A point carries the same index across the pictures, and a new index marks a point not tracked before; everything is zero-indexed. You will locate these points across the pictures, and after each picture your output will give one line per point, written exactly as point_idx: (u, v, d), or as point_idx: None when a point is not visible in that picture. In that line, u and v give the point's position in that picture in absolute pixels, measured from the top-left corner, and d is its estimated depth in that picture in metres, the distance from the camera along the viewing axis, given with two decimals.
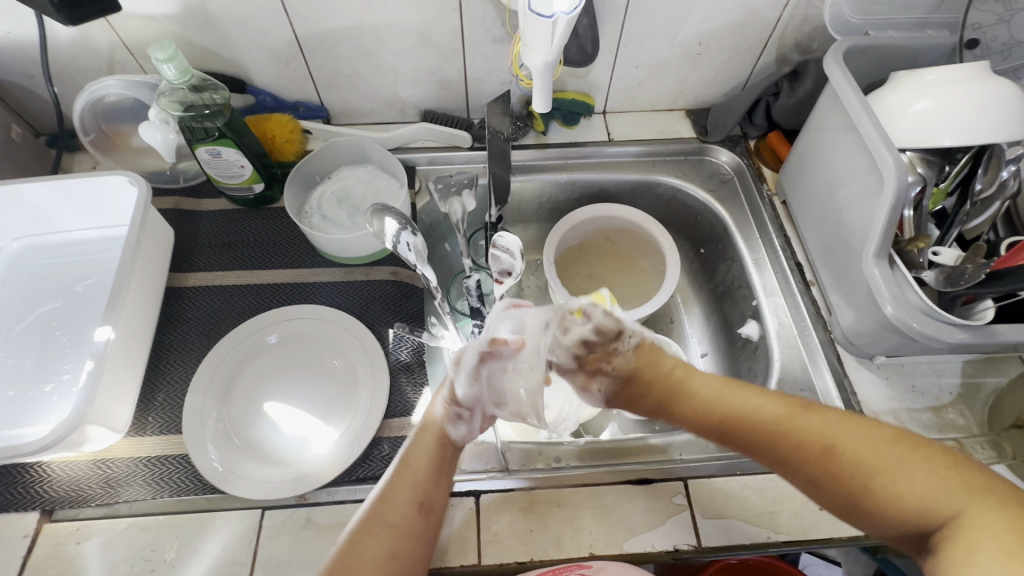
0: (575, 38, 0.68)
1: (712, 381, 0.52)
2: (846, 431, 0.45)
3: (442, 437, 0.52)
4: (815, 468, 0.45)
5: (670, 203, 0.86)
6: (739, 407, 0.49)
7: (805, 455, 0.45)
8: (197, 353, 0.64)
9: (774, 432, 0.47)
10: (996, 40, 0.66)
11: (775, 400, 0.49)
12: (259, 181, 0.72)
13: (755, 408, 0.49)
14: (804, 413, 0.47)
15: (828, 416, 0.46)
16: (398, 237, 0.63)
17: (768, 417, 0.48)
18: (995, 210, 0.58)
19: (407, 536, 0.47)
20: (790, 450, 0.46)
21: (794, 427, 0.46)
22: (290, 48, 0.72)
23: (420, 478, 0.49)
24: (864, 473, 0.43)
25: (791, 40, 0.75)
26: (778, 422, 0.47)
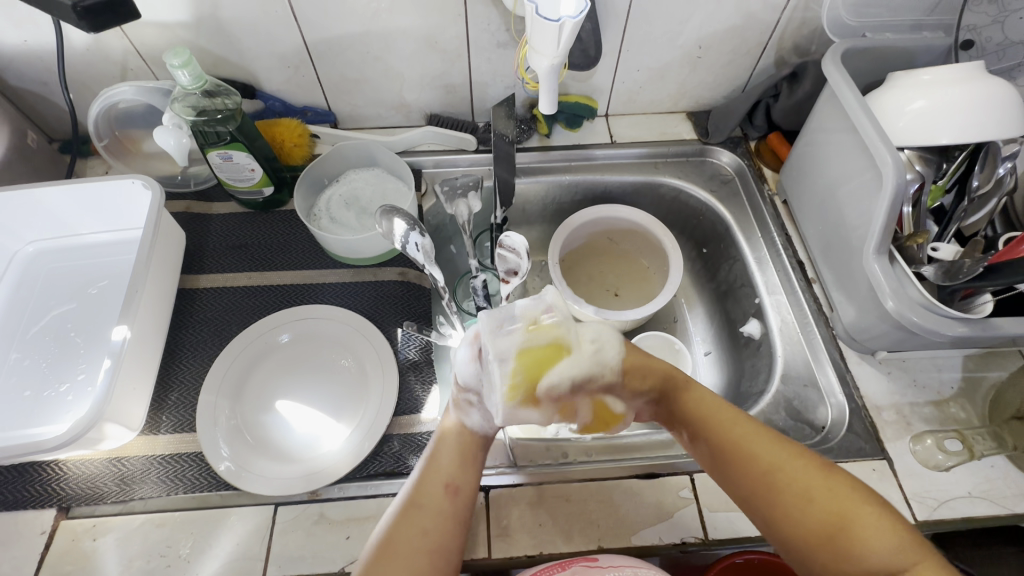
0: (578, 42, 0.70)
1: (705, 394, 0.53)
2: (824, 482, 0.44)
3: (463, 426, 0.54)
4: (789, 500, 0.44)
5: (672, 204, 0.87)
6: (723, 418, 0.50)
7: (785, 493, 0.45)
8: (210, 352, 0.66)
9: (754, 462, 0.47)
10: (991, 40, 0.68)
11: (760, 434, 0.48)
12: (269, 184, 0.73)
13: (737, 434, 0.48)
14: (789, 451, 0.47)
15: (798, 455, 0.46)
16: (406, 238, 0.64)
17: (747, 440, 0.48)
18: (993, 204, 0.59)
19: (441, 519, 0.47)
20: (769, 480, 0.46)
21: (774, 459, 0.46)
22: (299, 54, 0.73)
23: (444, 465, 0.51)
24: (834, 516, 0.42)
25: (789, 43, 0.76)
26: (749, 449, 0.47)
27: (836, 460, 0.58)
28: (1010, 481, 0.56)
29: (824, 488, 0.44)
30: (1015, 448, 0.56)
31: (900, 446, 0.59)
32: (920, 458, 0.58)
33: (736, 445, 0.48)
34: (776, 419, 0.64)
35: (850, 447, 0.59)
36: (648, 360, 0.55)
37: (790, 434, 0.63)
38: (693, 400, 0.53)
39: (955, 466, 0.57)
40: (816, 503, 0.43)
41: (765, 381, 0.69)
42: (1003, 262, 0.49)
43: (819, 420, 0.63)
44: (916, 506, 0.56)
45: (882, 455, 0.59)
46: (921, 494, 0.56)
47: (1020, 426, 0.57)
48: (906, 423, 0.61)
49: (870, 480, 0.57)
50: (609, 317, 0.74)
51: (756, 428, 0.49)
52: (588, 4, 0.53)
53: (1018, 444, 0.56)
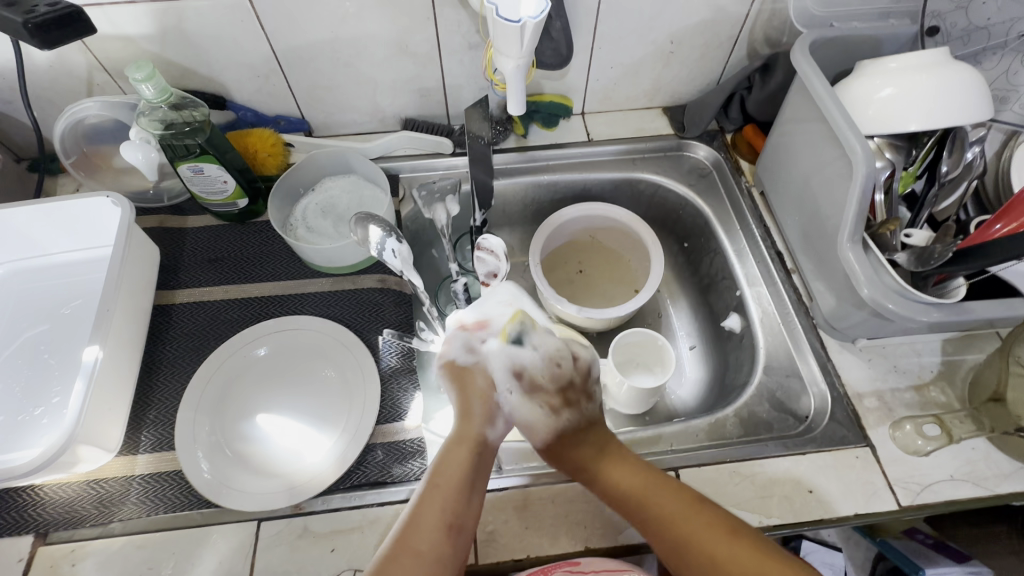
0: (549, 41, 0.70)
1: (631, 465, 0.53)
2: (750, 556, 0.45)
3: (472, 451, 0.52)
4: (700, 567, 0.46)
5: (652, 199, 0.87)
6: (646, 486, 0.51)
7: (703, 562, 0.46)
8: (188, 368, 0.65)
9: (678, 531, 0.48)
10: (956, 26, 0.65)
11: (682, 503, 0.49)
12: (243, 196, 0.73)
13: (666, 507, 0.49)
14: (711, 519, 0.47)
15: (721, 529, 0.47)
16: (383, 244, 0.63)
17: (669, 508, 0.49)
18: (964, 189, 0.59)
19: (437, 563, 0.44)
20: (680, 545, 0.47)
21: (695, 529, 0.47)
22: (268, 63, 0.73)
23: (449, 498, 0.47)
24: None
25: (760, 35, 0.77)
26: (672, 514, 0.48)
27: (819, 450, 0.59)
28: (992, 462, 0.57)
29: (758, 574, 0.44)
30: (993, 430, 0.56)
31: (881, 432, 0.60)
32: (901, 443, 0.58)
33: (661, 515, 0.49)
34: (759, 411, 0.65)
35: (834, 435, 0.60)
36: (570, 440, 0.56)
37: (773, 426, 0.63)
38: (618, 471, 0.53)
39: (935, 450, 0.57)
40: (737, 570, 0.44)
41: (748, 373, 0.69)
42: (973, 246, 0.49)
43: (802, 410, 0.64)
44: (900, 492, 0.56)
45: (865, 442, 0.59)
46: (904, 480, 0.57)
47: (997, 407, 0.56)
48: (888, 410, 0.61)
49: (853, 468, 0.57)
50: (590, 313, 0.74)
51: (682, 498, 0.49)
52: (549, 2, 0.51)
53: (996, 426, 0.56)
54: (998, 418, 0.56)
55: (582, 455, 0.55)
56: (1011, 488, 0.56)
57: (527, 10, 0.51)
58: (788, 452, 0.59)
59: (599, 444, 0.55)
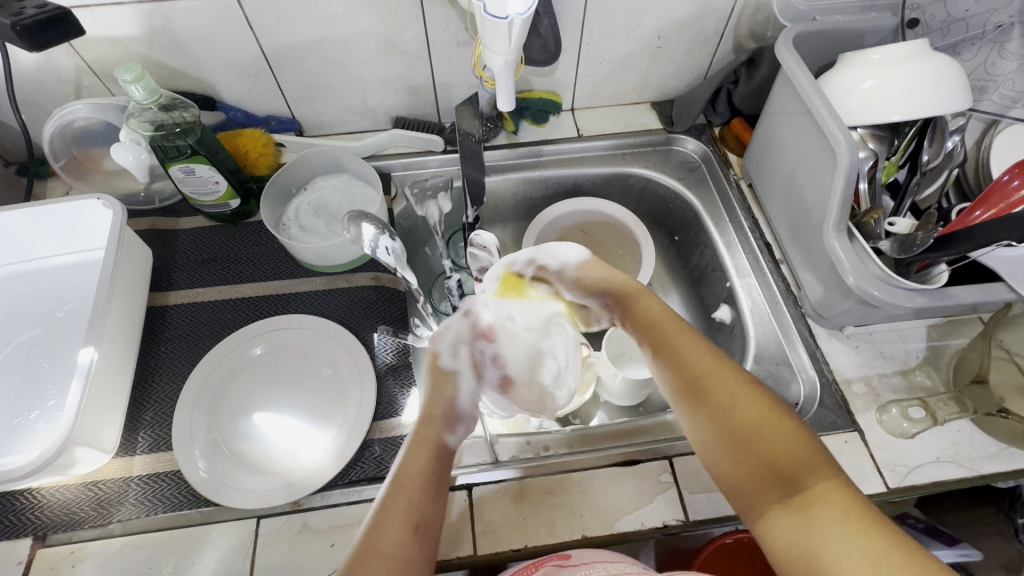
0: (537, 37, 0.71)
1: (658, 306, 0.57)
2: (751, 399, 0.47)
3: (433, 452, 0.50)
4: (709, 400, 0.48)
5: (642, 193, 0.88)
6: (669, 323, 0.54)
7: (707, 394, 0.48)
8: (183, 369, 0.65)
9: (689, 368, 0.50)
10: (935, 18, 0.65)
11: (700, 345, 0.51)
12: (235, 197, 0.73)
13: (683, 343, 0.52)
14: (730, 372, 0.49)
15: (732, 373, 0.49)
16: (376, 241, 0.64)
17: (688, 347, 0.51)
18: (944, 178, 0.60)
19: (404, 564, 0.42)
20: (691, 375, 0.50)
21: (706, 366, 0.49)
22: (258, 63, 0.73)
23: (414, 497, 0.45)
24: (751, 431, 0.45)
25: (745, 29, 0.78)
26: (689, 352, 0.51)
27: None
28: (976, 444, 0.58)
29: (756, 423, 0.45)
30: (976, 411, 0.59)
31: (869, 417, 0.61)
32: (887, 427, 0.60)
33: (676, 352, 0.52)
34: None
35: (823, 421, 0.61)
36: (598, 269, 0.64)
37: None
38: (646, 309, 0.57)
39: (921, 432, 0.59)
40: (738, 412, 0.46)
41: (739, 362, 0.70)
42: (953, 233, 0.51)
43: (792, 397, 0.65)
44: (887, 474, 0.57)
45: (853, 427, 0.60)
46: (891, 462, 0.58)
47: (980, 389, 0.59)
48: (875, 395, 0.62)
49: (842, 452, 0.59)
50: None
51: (699, 342, 0.52)
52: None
53: (979, 407, 0.58)
54: (980, 399, 0.59)
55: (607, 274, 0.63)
56: (994, 468, 0.57)
57: (513, 7, 0.51)
58: None
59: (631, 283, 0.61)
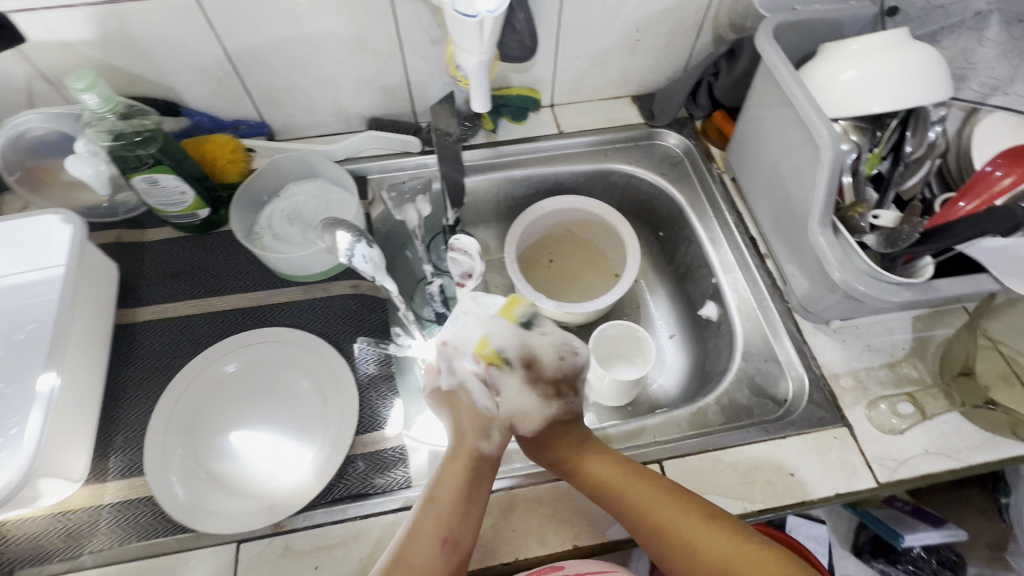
0: (512, 33, 0.69)
1: (604, 461, 0.54)
2: (720, 535, 0.47)
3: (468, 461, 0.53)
4: (679, 550, 0.48)
5: (625, 190, 0.87)
6: (613, 478, 0.53)
7: (678, 545, 0.48)
8: (155, 389, 0.62)
9: (653, 522, 0.50)
10: (914, 6, 0.64)
11: (652, 492, 0.51)
12: (204, 206, 0.70)
13: (640, 497, 0.51)
14: (689, 516, 0.49)
15: (693, 515, 0.49)
16: (351, 249, 0.62)
17: (641, 501, 0.51)
18: (927, 168, 0.60)
19: None
20: (653, 535, 0.49)
21: (667, 521, 0.49)
22: (222, 66, 0.70)
23: (444, 512, 0.49)
24: (726, 568, 0.46)
25: (724, 21, 0.77)
26: (641, 506, 0.51)
27: (798, 433, 0.59)
28: (963, 434, 0.58)
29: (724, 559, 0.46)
30: (964, 404, 0.59)
31: (858, 412, 0.61)
32: (875, 422, 0.60)
33: (637, 508, 0.51)
34: (739, 397, 0.65)
35: (812, 417, 0.60)
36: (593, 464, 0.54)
37: (754, 412, 0.63)
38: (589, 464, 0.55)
39: (909, 428, 0.59)
40: (706, 552, 0.47)
41: (727, 360, 0.69)
42: (936, 228, 0.50)
43: (781, 394, 0.64)
44: (877, 469, 0.57)
45: (842, 422, 0.60)
46: (881, 457, 0.58)
47: (966, 381, 0.60)
48: (863, 389, 0.62)
49: (832, 449, 0.58)
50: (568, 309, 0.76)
51: (653, 488, 0.52)
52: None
53: (966, 400, 0.59)
54: (967, 392, 0.59)
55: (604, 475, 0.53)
56: (982, 458, 0.57)
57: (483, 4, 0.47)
58: (768, 437, 0.59)
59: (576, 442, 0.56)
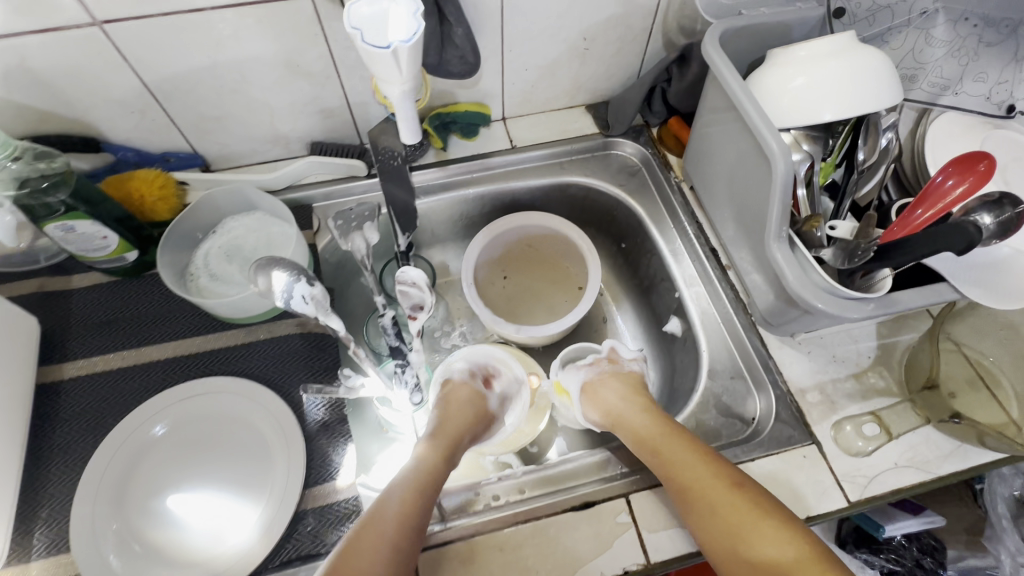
0: (453, 48, 0.66)
1: (653, 415, 0.57)
2: (741, 501, 0.47)
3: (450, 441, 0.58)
4: (698, 507, 0.49)
5: (584, 203, 0.85)
6: (655, 429, 0.55)
7: (697, 500, 0.49)
8: (83, 453, 0.58)
9: (679, 475, 0.51)
10: (861, 6, 0.62)
11: (688, 448, 0.52)
12: (130, 248, 0.66)
13: (673, 452, 0.52)
14: (716, 474, 0.50)
15: (719, 476, 0.50)
16: (289, 290, 0.57)
17: (675, 454, 0.52)
18: (882, 173, 0.58)
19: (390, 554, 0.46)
20: (678, 485, 0.50)
21: (695, 476, 0.50)
22: (141, 98, 0.65)
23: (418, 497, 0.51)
24: (740, 531, 0.46)
25: (673, 25, 0.74)
26: (672, 460, 0.52)
27: (767, 455, 0.57)
28: (932, 444, 0.57)
29: (743, 521, 0.46)
30: (930, 420, 0.58)
31: (826, 428, 0.59)
32: (843, 445, 0.58)
33: (669, 460, 0.52)
34: (707, 419, 0.62)
35: (780, 436, 0.59)
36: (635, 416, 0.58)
37: (722, 433, 0.61)
38: (633, 422, 0.57)
39: (876, 449, 0.57)
40: (723, 512, 0.47)
41: (693, 378, 0.67)
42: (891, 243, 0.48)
43: (748, 412, 0.62)
44: (847, 487, 0.56)
45: (811, 439, 0.58)
46: (851, 474, 0.56)
47: (931, 395, 0.58)
48: (830, 403, 0.61)
49: (801, 469, 0.57)
50: (530, 334, 0.74)
51: (690, 445, 0.53)
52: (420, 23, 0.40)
53: (931, 416, 0.57)
54: (933, 406, 0.57)
55: (643, 426, 0.56)
56: (950, 468, 0.56)
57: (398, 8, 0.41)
58: (736, 460, 0.57)
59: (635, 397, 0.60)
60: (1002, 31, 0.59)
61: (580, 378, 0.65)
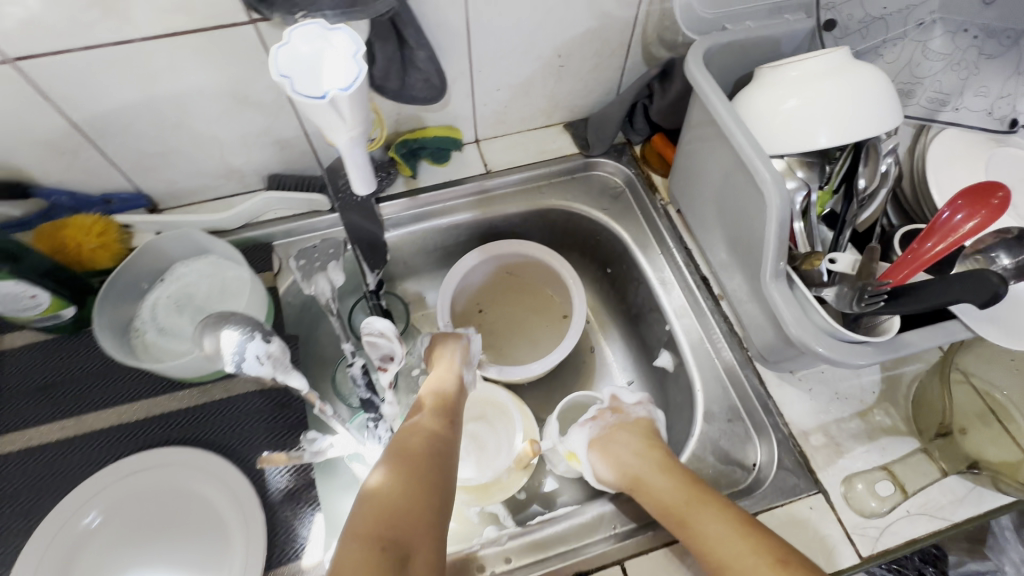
0: (417, 72, 0.60)
1: (677, 479, 0.51)
2: None
3: (394, 453, 0.50)
4: None
5: (566, 227, 0.80)
6: (679, 499, 0.49)
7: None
8: (15, 542, 0.52)
9: (715, 554, 0.45)
10: (852, 18, 0.58)
11: (721, 520, 0.46)
12: (66, 303, 0.59)
13: (705, 526, 0.47)
14: (757, 549, 0.44)
15: (757, 551, 0.44)
16: (242, 351, 0.51)
17: (708, 530, 0.46)
18: (883, 199, 0.54)
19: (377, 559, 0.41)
20: (720, 564, 0.45)
21: (732, 553, 0.44)
22: (71, 137, 0.58)
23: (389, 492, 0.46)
24: None
25: (654, 38, 0.69)
26: (705, 535, 0.46)
27: (771, 508, 0.53)
28: (945, 488, 0.53)
29: None
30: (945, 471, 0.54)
31: (832, 475, 0.55)
32: (853, 504, 0.53)
33: (700, 536, 0.46)
34: (704, 468, 0.58)
35: (784, 486, 0.55)
36: (655, 480, 0.51)
37: (721, 482, 0.57)
38: (655, 489, 0.51)
39: (891, 509, 0.52)
40: None
41: (688, 421, 0.63)
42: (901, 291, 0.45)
43: (749, 458, 0.58)
44: (858, 541, 0.51)
45: (817, 488, 0.54)
46: (861, 526, 0.52)
47: (946, 444, 0.54)
48: (836, 446, 0.56)
49: (807, 522, 0.53)
50: (514, 375, 0.69)
51: (725, 515, 0.47)
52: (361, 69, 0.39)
53: (948, 466, 0.54)
54: (947, 455, 0.54)
55: (666, 495, 0.50)
56: (966, 514, 0.52)
57: (337, 43, 0.39)
58: None
59: (655, 457, 0.54)
60: (1003, 42, 0.55)
61: (585, 436, 0.61)
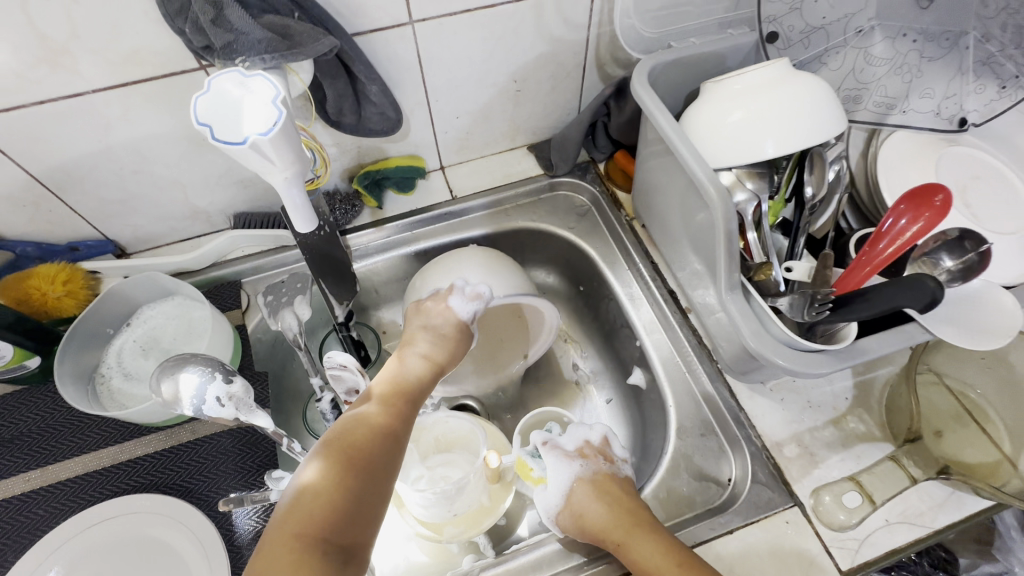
0: (371, 105, 0.61)
1: (664, 545, 0.47)
2: None
3: (338, 447, 0.42)
4: None
5: (534, 248, 0.80)
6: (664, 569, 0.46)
7: None
8: None
9: None
10: (794, 29, 0.58)
11: None
12: (31, 353, 0.59)
13: None
14: None
15: None
16: (203, 394, 0.50)
17: None
18: (836, 202, 0.55)
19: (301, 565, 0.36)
20: None
21: None
22: (30, 190, 0.59)
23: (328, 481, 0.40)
24: None
25: (608, 57, 0.70)
26: None
27: (746, 524, 0.52)
28: (923, 494, 0.52)
29: None
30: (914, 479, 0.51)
31: (806, 486, 0.54)
32: (823, 518, 0.51)
33: None
34: (678, 486, 0.57)
35: (758, 500, 0.53)
36: (641, 547, 0.48)
37: (696, 499, 0.56)
38: (641, 555, 0.48)
39: (860, 521, 0.50)
40: None
41: (662, 438, 0.62)
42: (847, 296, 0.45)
43: (723, 474, 0.57)
44: (837, 554, 0.50)
45: (792, 501, 0.53)
46: (840, 538, 0.51)
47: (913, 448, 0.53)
48: (810, 456, 0.55)
49: (785, 538, 0.51)
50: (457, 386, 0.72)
51: None
52: (283, 114, 0.43)
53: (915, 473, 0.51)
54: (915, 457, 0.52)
55: (650, 563, 0.47)
56: (947, 521, 0.51)
57: (258, 89, 0.43)
58: (714, 534, 0.52)
59: (641, 520, 0.50)
60: (942, 45, 0.55)
61: (569, 476, 0.56)
